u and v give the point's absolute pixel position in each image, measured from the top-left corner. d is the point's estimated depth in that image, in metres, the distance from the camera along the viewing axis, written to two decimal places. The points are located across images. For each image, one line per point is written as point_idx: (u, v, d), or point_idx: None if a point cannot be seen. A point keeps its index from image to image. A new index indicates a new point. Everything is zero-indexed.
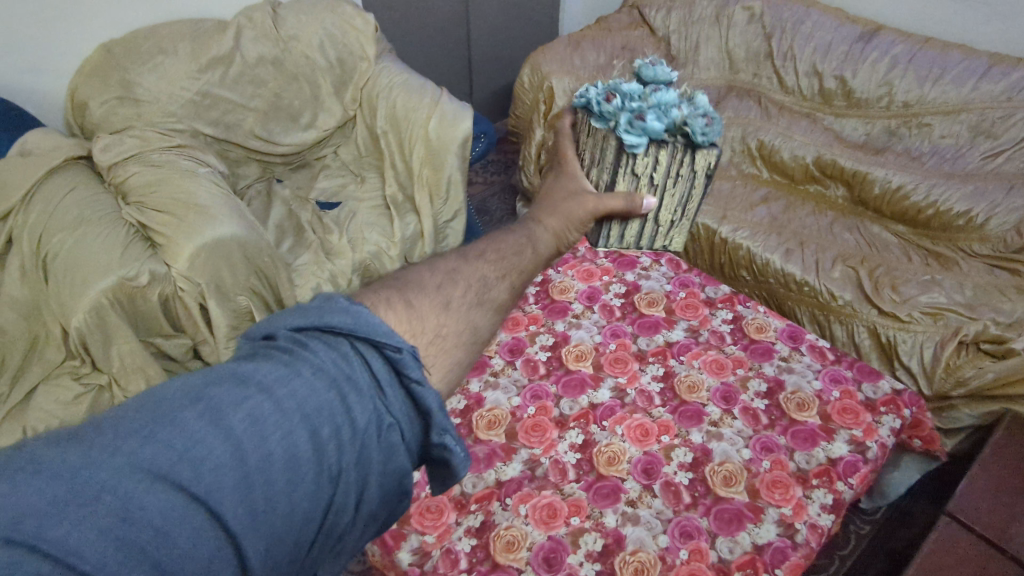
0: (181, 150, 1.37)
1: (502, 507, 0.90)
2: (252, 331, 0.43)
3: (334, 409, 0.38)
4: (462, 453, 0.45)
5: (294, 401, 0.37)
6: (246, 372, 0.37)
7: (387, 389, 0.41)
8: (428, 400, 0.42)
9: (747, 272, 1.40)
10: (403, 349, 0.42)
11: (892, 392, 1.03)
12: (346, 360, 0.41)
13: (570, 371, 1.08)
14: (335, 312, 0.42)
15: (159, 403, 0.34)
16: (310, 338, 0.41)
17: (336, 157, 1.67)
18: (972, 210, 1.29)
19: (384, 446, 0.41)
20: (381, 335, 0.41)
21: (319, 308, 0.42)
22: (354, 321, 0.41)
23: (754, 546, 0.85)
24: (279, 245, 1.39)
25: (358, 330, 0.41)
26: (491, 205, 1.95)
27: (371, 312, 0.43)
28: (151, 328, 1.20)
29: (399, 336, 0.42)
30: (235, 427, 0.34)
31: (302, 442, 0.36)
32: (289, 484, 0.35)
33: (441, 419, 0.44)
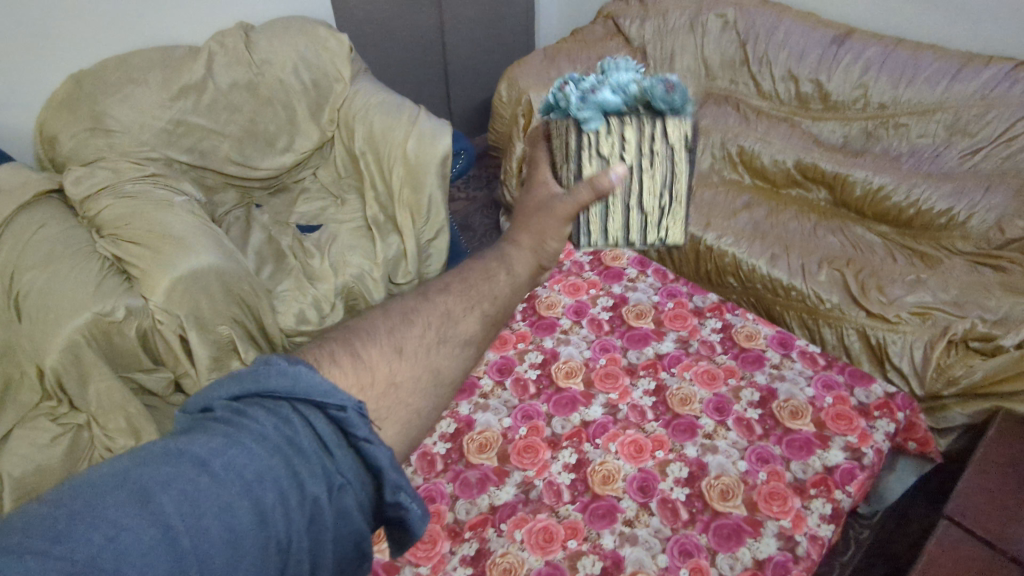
0: (155, 180, 1.35)
1: (497, 533, 0.88)
2: (188, 406, 0.41)
3: (278, 476, 0.36)
4: (423, 514, 0.44)
5: (231, 473, 0.35)
6: (175, 448, 0.35)
7: (337, 450, 0.40)
8: (380, 458, 0.41)
9: (734, 278, 1.40)
10: (348, 407, 0.41)
11: (885, 396, 1.02)
12: (287, 425, 0.39)
13: (560, 389, 1.06)
14: (270, 374, 0.41)
15: (76, 491, 0.31)
16: (248, 405, 0.39)
17: (315, 179, 1.65)
18: (953, 208, 1.29)
19: (336, 513, 0.39)
20: (324, 395, 0.41)
21: (252, 372, 0.41)
22: (292, 382, 0.41)
23: (755, 561, 0.84)
24: (259, 272, 1.37)
25: (298, 392, 0.41)
26: (475, 221, 1.93)
27: (312, 372, 0.42)
28: (130, 364, 1.17)
29: (341, 394, 0.41)
30: (167, 506, 0.32)
31: (245, 513, 0.34)
32: (226, 567, 0.32)
33: (396, 479, 0.42)
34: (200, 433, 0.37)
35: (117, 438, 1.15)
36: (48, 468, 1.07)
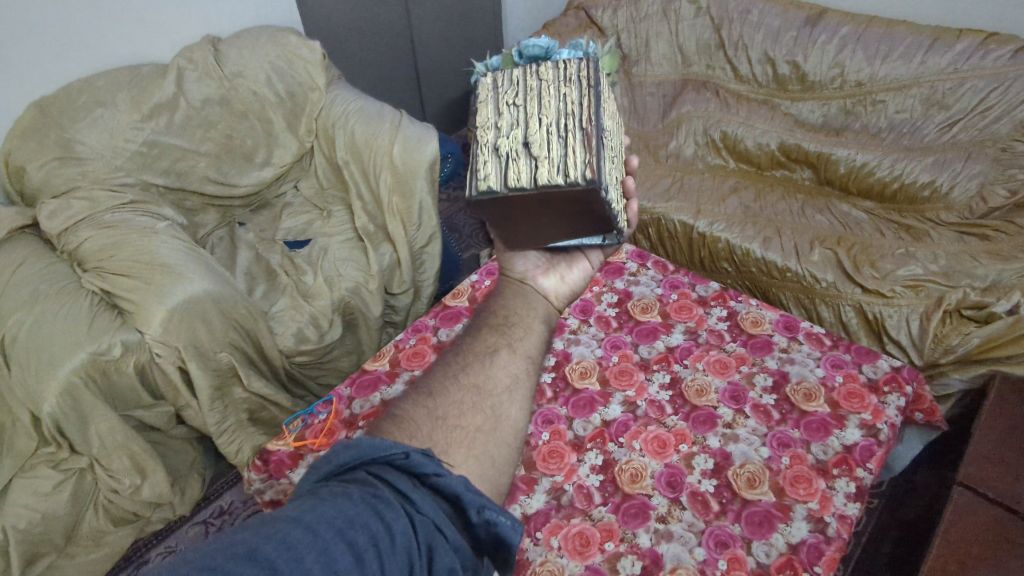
0: (135, 206, 1.29)
1: (534, 543, 0.88)
2: None
3: (367, 516, 0.41)
4: (506, 521, 0.48)
5: (326, 517, 0.39)
6: (271, 516, 0.40)
7: (410, 492, 0.45)
8: (450, 484, 0.46)
9: (728, 263, 1.42)
10: (408, 454, 0.47)
11: (891, 370, 1.05)
12: (365, 484, 0.44)
13: (577, 391, 1.06)
14: (338, 452, 0.47)
15: (192, 555, 0.35)
16: (327, 482, 0.45)
17: (297, 192, 1.61)
18: (935, 180, 1.35)
19: (425, 544, 0.42)
20: (386, 451, 0.47)
21: (325, 457, 0.48)
22: (357, 452, 0.47)
23: (789, 546, 0.85)
24: (252, 294, 1.33)
25: (364, 458, 0.47)
26: (460, 221, 1.92)
27: (371, 436, 0.48)
28: (129, 401, 1.13)
29: (399, 446, 0.47)
30: (274, 550, 0.36)
31: (342, 550, 0.38)
32: None
33: (471, 498, 0.47)
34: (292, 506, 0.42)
35: (122, 479, 1.14)
36: (53, 516, 1.09)
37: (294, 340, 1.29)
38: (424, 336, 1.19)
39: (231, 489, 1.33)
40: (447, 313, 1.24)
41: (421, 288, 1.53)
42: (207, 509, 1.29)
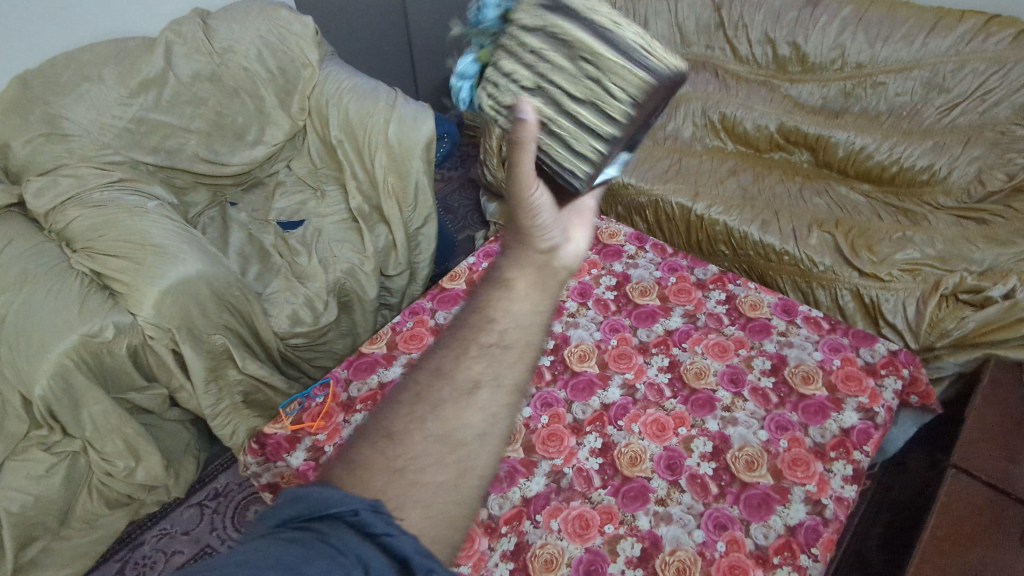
0: (123, 184, 1.26)
1: (533, 525, 0.88)
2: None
3: (300, 562, 0.33)
4: None
5: (254, 560, 0.33)
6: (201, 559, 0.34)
7: (356, 547, 0.35)
8: (401, 545, 0.36)
9: (726, 246, 1.42)
10: (360, 509, 0.38)
11: (889, 354, 1.06)
12: (304, 540, 0.35)
13: (576, 373, 1.06)
14: (282, 507, 0.38)
15: None
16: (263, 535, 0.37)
17: (290, 171, 1.58)
18: (934, 165, 1.35)
19: None
20: (332, 505, 0.37)
21: (266, 516, 0.39)
22: (301, 505, 0.38)
23: (787, 528, 0.86)
24: (245, 274, 1.31)
25: (307, 513, 0.37)
26: (454, 202, 1.90)
27: (320, 488, 0.39)
28: (123, 383, 1.12)
29: (351, 499, 0.38)
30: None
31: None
32: None
33: (421, 562, 0.36)
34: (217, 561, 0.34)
35: (116, 462, 1.13)
36: (48, 499, 1.09)
37: (289, 322, 1.28)
38: (421, 319, 1.18)
39: (226, 470, 1.32)
40: (444, 295, 1.23)
41: (417, 270, 1.52)
42: (202, 491, 1.29)
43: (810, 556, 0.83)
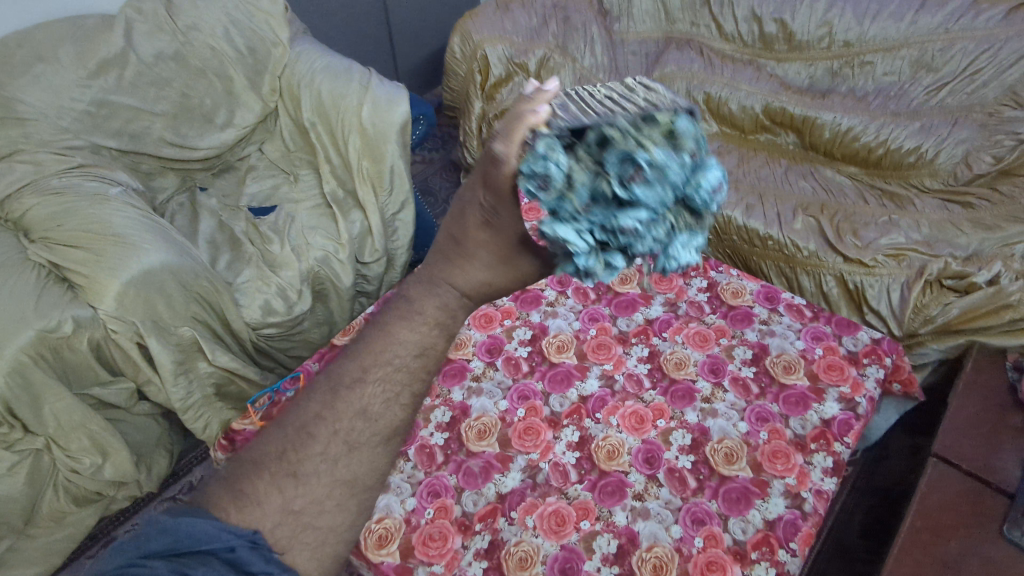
0: (83, 170, 1.21)
1: (508, 522, 0.86)
2: None
3: None
4: None
5: None
6: None
7: None
8: None
9: (709, 231, 1.40)
10: (233, 548, 0.44)
11: (871, 343, 1.04)
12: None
13: (553, 365, 1.04)
14: (155, 535, 0.44)
15: None
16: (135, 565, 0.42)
17: (262, 155, 1.54)
18: (921, 146, 1.32)
19: None
20: (208, 540, 0.44)
21: (139, 542, 0.44)
22: (174, 538, 0.43)
23: (766, 522, 0.85)
24: (214, 263, 1.27)
25: (178, 546, 0.43)
26: (435, 185, 1.86)
27: (193, 522, 0.44)
28: (85, 378, 1.09)
29: (227, 536, 0.44)
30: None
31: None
32: None
33: None
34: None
35: (82, 459, 1.10)
36: (10, 499, 1.05)
37: (261, 313, 1.24)
38: None
39: (200, 464, 1.32)
40: None
41: (394, 257, 1.48)
42: (176, 485, 1.29)
43: (789, 551, 0.82)
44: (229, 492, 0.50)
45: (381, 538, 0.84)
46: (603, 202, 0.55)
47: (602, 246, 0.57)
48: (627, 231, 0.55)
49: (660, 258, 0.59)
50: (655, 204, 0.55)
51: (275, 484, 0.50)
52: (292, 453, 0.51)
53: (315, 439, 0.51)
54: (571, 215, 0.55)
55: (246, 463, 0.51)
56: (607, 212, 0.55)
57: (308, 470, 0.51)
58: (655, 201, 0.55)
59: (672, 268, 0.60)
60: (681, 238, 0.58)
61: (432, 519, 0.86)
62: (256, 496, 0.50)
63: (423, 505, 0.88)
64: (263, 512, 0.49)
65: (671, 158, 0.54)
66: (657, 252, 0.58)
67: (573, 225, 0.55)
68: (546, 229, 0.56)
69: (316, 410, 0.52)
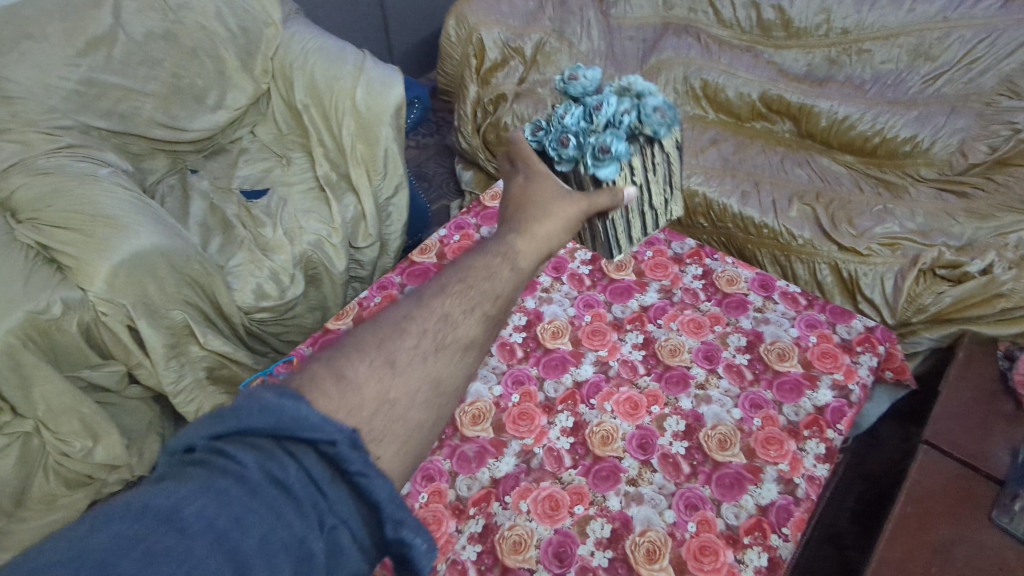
0: (73, 150, 1.20)
1: (502, 506, 0.86)
2: (176, 444, 0.40)
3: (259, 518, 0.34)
4: (424, 546, 0.39)
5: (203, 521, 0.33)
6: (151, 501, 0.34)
7: (324, 491, 0.37)
8: (373, 492, 0.38)
9: (705, 219, 1.39)
10: (335, 442, 0.38)
11: (865, 331, 1.04)
12: (267, 483, 0.36)
13: (548, 351, 1.03)
14: (254, 411, 0.38)
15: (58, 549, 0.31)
16: (232, 444, 0.37)
17: (254, 138, 1.52)
18: (917, 135, 1.32)
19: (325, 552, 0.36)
20: (309, 430, 0.38)
21: (237, 410, 0.38)
22: (276, 418, 0.37)
23: (758, 507, 0.85)
24: (206, 247, 1.25)
25: (281, 429, 0.37)
26: (429, 170, 1.85)
27: (296, 407, 0.38)
28: (74, 361, 1.07)
29: (329, 427, 0.39)
30: (135, 563, 0.30)
31: (222, 566, 0.32)
32: None
33: (392, 511, 0.38)
34: (181, 480, 0.35)
35: (72, 442, 1.09)
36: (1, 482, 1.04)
37: (253, 297, 1.23)
38: (389, 294, 1.12)
39: None
40: (414, 270, 1.17)
41: (387, 242, 1.47)
42: None
43: (781, 536, 0.82)
44: (327, 370, 0.44)
45: None
46: (569, 111, 0.79)
47: (592, 129, 0.77)
48: (596, 106, 0.78)
49: (642, 119, 0.78)
50: (598, 90, 0.80)
51: (375, 372, 0.46)
52: (388, 343, 0.48)
53: (407, 332, 0.50)
54: (556, 128, 0.79)
55: (334, 351, 0.47)
56: (577, 113, 0.79)
57: (403, 361, 0.48)
58: (594, 93, 0.80)
59: (657, 121, 0.78)
60: (642, 99, 0.79)
61: (426, 503, 0.86)
62: (355, 381, 0.45)
63: (417, 489, 0.88)
64: (362, 398, 0.44)
65: (589, 68, 0.81)
66: (636, 115, 0.78)
67: (564, 129, 0.78)
68: (551, 145, 0.77)
69: (403, 312, 0.51)
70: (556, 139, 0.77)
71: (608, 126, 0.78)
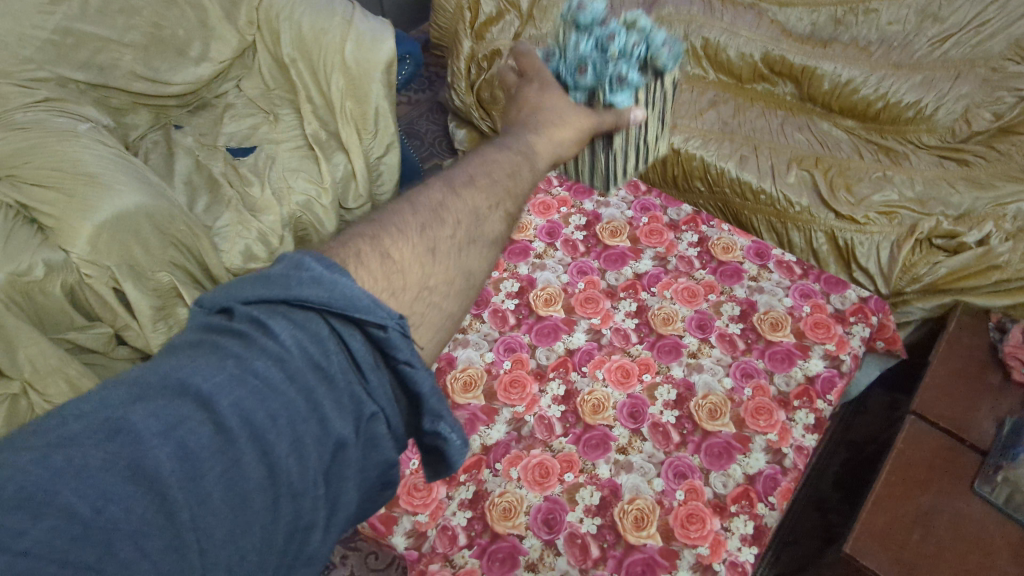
0: (51, 105, 1.15)
1: (492, 474, 0.87)
2: (204, 303, 0.35)
3: (299, 409, 0.30)
4: (457, 441, 0.37)
5: (238, 417, 0.29)
6: (182, 376, 0.29)
7: (368, 374, 0.34)
8: (418, 382, 0.35)
9: (702, 182, 1.37)
10: (387, 326, 0.34)
11: (859, 301, 1.04)
12: (307, 369, 0.32)
13: (541, 318, 1.03)
14: (304, 284, 0.33)
15: (73, 433, 0.26)
16: (272, 316, 0.32)
17: (240, 92, 1.47)
18: (921, 101, 1.29)
19: (364, 441, 0.33)
20: (363, 311, 0.34)
21: (285, 276, 0.34)
22: (329, 293, 0.33)
23: (746, 476, 0.86)
24: (192, 207, 1.22)
25: (334, 304, 0.33)
26: (421, 127, 1.81)
27: (350, 284, 0.35)
28: (62, 324, 1.04)
29: (381, 310, 0.34)
30: (166, 465, 0.26)
31: (255, 466, 0.28)
32: (236, 527, 0.27)
33: (432, 403, 0.36)
34: (214, 354, 0.30)
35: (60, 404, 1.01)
36: None
37: (241, 259, 1.20)
38: None
39: None
40: None
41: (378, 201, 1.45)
42: None
43: (767, 504, 0.83)
44: (370, 250, 0.42)
45: None
46: (582, 38, 0.86)
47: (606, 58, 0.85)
48: (608, 37, 0.86)
49: (653, 57, 0.88)
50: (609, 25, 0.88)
51: (416, 257, 0.44)
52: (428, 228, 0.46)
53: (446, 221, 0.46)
54: (571, 52, 0.85)
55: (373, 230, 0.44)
56: (591, 40, 0.86)
57: (443, 250, 0.46)
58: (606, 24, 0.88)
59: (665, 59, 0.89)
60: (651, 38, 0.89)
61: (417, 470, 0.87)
62: (399, 263, 0.42)
63: (408, 455, 0.88)
64: (406, 281, 0.42)
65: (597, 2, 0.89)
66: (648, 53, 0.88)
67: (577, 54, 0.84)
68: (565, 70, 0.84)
69: (438, 198, 0.48)
70: (572, 66, 0.84)
71: (622, 55, 0.86)
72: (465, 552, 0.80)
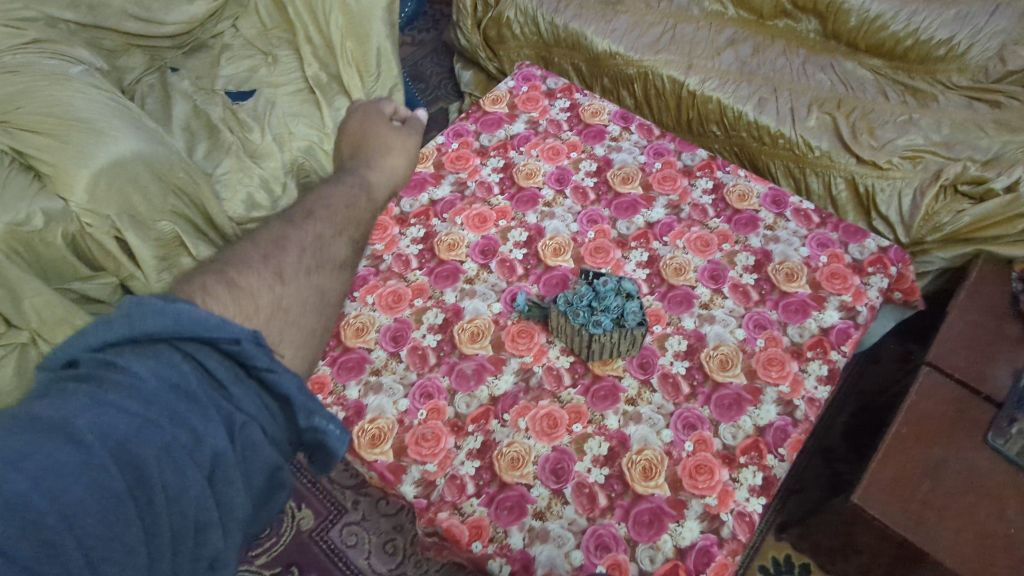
0: (40, 46, 1.10)
1: (500, 424, 0.86)
2: (58, 361, 0.44)
3: (163, 426, 0.40)
4: (334, 431, 0.49)
5: (99, 436, 0.38)
6: (33, 414, 0.38)
7: (231, 385, 0.45)
8: (279, 381, 0.47)
9: (717, 126, 1.32)
10: (237, 341, 0.46)
11: (878, 251, 1.00)
12: (170, 391, 0.42)
13: (548, 269, 1.00)
14: (147, 317, 0.44)
15: None
16: (122, 355, 0.43)
17: (237, 33, 1.41)
18: (954, 37, 1.23)
19: (244, 442, 0.44)
20: (214, 332, 0.46)
21: (130, 316, 0.44)
22: (174, 320, 0.45)
23: (756, 428, 0.85)
24: (191, 153, 1.18)
25: (182, 328, 0.45)
26: (426, 67, 1.75)
27: (194, 310, 0.46)
28: (64, 273, 1.02)
29: (231, 330, 0.46)
30: (22, 483, 0.34)
31: (118, 476, 0.37)
32: (105, 526, 0.35)
33: (302, 399, 0.47)
34: (68, 393, 0.40)
35: None
36: None
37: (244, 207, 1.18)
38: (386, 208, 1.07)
39: None
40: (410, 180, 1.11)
41: None
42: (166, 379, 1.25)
43: (777, 456, 0.83)
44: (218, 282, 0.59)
45: (375, 437, 0.85)
46: None
47: None
48: None
49: None
50: None
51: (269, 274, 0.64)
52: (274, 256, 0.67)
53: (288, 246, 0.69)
54: None
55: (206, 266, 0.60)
56: None
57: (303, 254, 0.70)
58: None
59: None
60: None
61: (424, 420, 0.87)
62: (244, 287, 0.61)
63: (415, 405, 0.88)
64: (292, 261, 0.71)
65: None
66: None
67: None
68: None
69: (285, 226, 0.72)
70: None
71: None
72: (473, 500, 0.80)
